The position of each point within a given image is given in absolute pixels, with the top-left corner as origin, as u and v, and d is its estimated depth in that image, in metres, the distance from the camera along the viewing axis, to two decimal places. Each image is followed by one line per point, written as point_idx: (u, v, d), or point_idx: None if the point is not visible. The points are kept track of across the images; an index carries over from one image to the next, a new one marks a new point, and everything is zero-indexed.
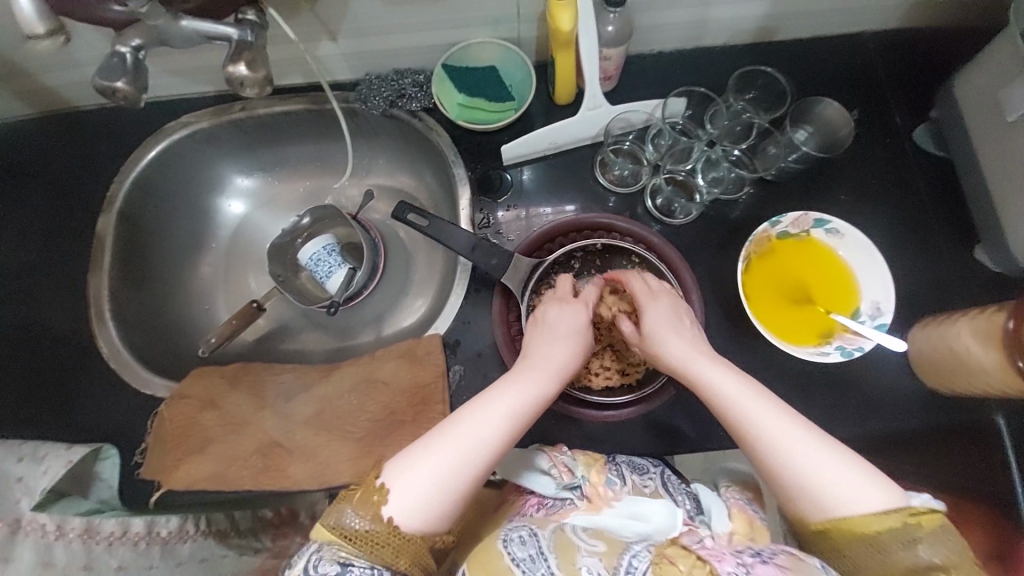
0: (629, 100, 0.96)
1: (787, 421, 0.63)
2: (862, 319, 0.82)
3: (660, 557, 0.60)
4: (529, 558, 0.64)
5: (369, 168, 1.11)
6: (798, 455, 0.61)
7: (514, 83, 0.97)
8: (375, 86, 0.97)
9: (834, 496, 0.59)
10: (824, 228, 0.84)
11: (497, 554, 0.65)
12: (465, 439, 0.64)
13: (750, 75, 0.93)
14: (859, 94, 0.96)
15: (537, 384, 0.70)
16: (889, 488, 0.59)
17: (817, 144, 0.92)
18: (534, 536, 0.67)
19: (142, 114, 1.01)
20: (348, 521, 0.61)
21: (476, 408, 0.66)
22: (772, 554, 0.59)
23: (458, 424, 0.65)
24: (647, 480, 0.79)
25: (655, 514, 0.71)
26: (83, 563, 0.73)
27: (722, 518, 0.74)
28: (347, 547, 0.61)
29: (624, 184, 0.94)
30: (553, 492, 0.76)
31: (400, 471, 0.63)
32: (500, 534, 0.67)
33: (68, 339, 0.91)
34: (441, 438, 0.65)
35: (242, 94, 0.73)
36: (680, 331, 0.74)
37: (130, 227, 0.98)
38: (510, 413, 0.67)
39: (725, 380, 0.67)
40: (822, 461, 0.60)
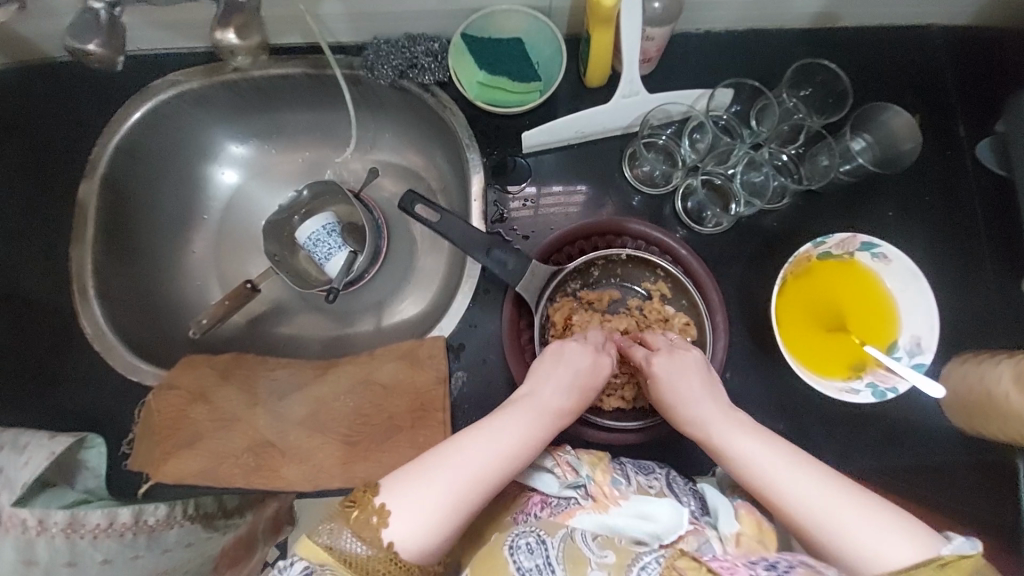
0: (666, 87, 0.85)
1: (806, 477, 0.60)
2: (899, 355, 0.76)
3: (670, 569, 0.58)
4: (536, 568, 0.63)
5: (373, 142, 1.02)
6: (809, 502, 0.59)
7: (540, 60, 0.86)
8: (383, 52, 0.86)
9: (863, 554, 0.55)
10: (871, 251, 0.77)
11: (502, 561, 0.64)
12: (467, 468, 0.61)
13: (809, 69, 0.82)
14: (925, 98, 0.85)
15: (530, 426, 0.65)
16: (919, 534, 0.55)
17: (873, 158, 0.81)
18: (542, 545, 0.65)
19: (124, 69, 0.90)
20: (344, 543, 0.56)
21: (476, 441, 0.63)
22: (787, 567, 0.56)
23: (453, 457, 0.61)
24: (653, 480, 0.75)
25: (662, 512, 0.68)
26: (67, 559, 0.68)
27: (729, 516, 0.70)
28: (341, 572, 0.55)
29: (653, 184, 0.86)
30: (557, 491, 0.72)
31: (399, 493, 0.59)
32: (508, 540, 0.66)
33: (50, 317, 0.86)
34: (441, 466, 0.61)
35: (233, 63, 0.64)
36: (701, 387, 0.70)
37: (114, 196, 0.90)
38: (509, 450, 0.63)
39: (751, 440, 0.64)
40: (845, 517, 0.57)
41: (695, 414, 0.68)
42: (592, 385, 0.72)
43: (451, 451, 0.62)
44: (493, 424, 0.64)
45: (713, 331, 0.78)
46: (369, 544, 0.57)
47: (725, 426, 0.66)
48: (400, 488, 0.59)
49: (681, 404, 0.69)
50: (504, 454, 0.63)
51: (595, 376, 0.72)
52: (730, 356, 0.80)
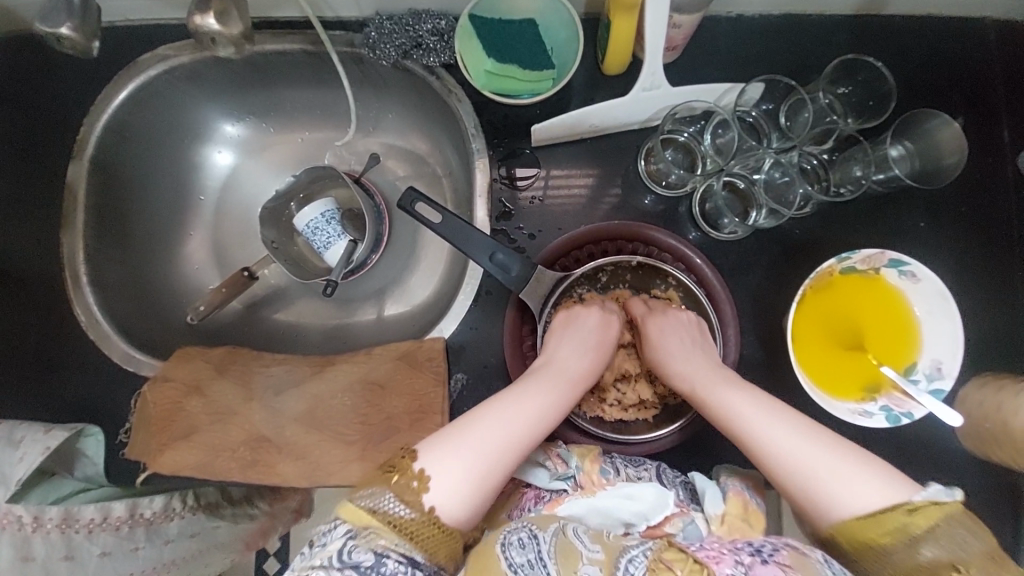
0: (690, 77, 0.79)
1: (784, 424, 0.60)
2: (918, 380, 0.73)
3: (657, 563, 0.56)
4: (529, 564, 0.57)
5: (376, 123, 0.97)
6: (785, 450, 0.59)
7: (555, 45, 0.79)
8: (386, 29, 0.80)
9: (834, 494, 0.55)
10: (899, 269, 0.72)
11: (494, 558, 0.57)
12: (500, 428, 0.61)
13: (853, 65, 0.74)
14: (973, 97, 0.78)
15: (559, 385, 0.67)
16: (890, 482, 0.55)
17: (911, 168, 0.75)
18: (534, 539, 0.59)
19: (112, 40, 0.85)
20: (388, 505, 0.54)
21: (507, 403, 0.63)
22: (772, 552, 0.55)
23: (483, 416, 0.61)
24: (642, 471, 0.73)
25: (647, 493, 0.67)
26: (65, 553, 0.69)
27: (716, 499, 0.69)
28: (386, 534, 0.52)
29: (667, 184, 0.81)
30: (547, 484, 0.71)
31: (437, 454, 0.58)
32: (499, 536, 0.59)
33: (43, 301, 0.84)
34: (474, 425, 0.60)
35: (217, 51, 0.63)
36: (690, 345, 0.71)
37: (103, 178, 0.86)
38: (542, 410, 0.64)
39: (735, 393, 0.65)
40: (817, 463, 0.57)
41: (682, 369, 0.70)
42: (605, 342, 0.73)
43: (480, 412, 0.62)
44: (518, 387, 0.65)
45: (723, 344, 0.76)
46: (411, 509, 0.54)
47: (711, 379, 0.67)
48: (436, 447, 0.58)
49: (668, 360, 0.71)
50: (533, 414, 0.63)
51: (607, 331, 0.74)
52: (740, 370, 0.77)
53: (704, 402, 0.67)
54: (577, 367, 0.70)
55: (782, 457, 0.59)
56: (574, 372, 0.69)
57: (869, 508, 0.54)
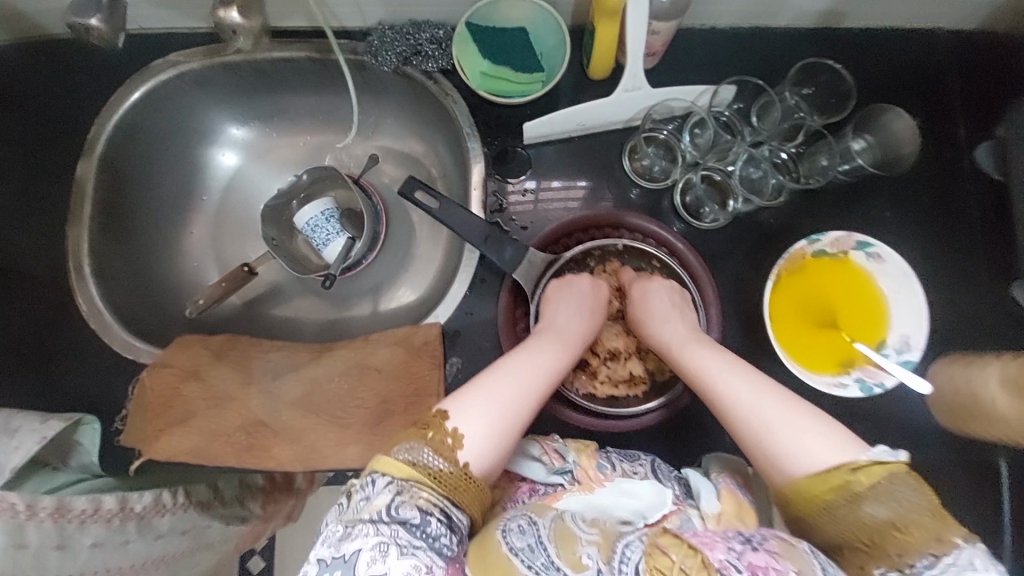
0: (669, 81, 0.86)
1: (747, 385, 0.65)
2: (887, 353, 0.77)
3: (653, 547, 0.56)
4: (529, 548, 0.56)
5: (375, 127, 1.02)
6: (748, 408, 0.63)
7: (544, 50, 0.86)
8: (388, 39, 0.86)
9: (785, 450, 0.59)
10: (865, 250, 0.78)
11: (494, 544, 0.56)
12: (515, 382, 0.65)
13: (815, 69, 0.83)
14: (926, 100, 0.86)
15: (563, 343, 0.73)
16: (842, 441, 0.58)
17: (872, 159, 0.82)
18: (534, 526, 0.59)
19: (128, 45, 0.90)
20: (426, 459, 0.57)
21: (520, 360, 0.68)
22: (762, 540, 0.56)
23: (500, 372, 0.66)
24: (638, 467, 0.74)
25: (646, 490, 0.69)
26: (57, 543, 0.64)
27: (712, 499, 0.70)
28: (426, 488, 0.55)
29: (651, 178, 0.87)
30: (544, 478, 0.72)
31: (464, 406, 0.62)
32: (499, 523, 0.59)
33: (45, 291, 0.86)
34: (492, 380, 0.65)
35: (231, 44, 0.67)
36: (671, 313, 0.76)
37: (111, 176, 0.89)
38: (550, 365, 0.69)
39: (708, 356, 0.70)
40: (774, 420, 0.61)
41: (664, 335, 0.75)
42: (598, 306, 0.79)
43: (496, 369, 0.66)
44: (525, 347, 0.71)
45: (707, 323, 0.80)
46: (446, 463, 0.57)
47: (688, 343, 0.73)
48: (460, 402, 0.63)
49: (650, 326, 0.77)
50: (546, 367, 0.68)
51: (597, 294, 0.80)
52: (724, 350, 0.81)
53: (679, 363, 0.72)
54: (578, 327, 0.76)
55: (744, 414, 0.63)
56: (577, 331, 0.75)
57: (820, 467, 0.57)
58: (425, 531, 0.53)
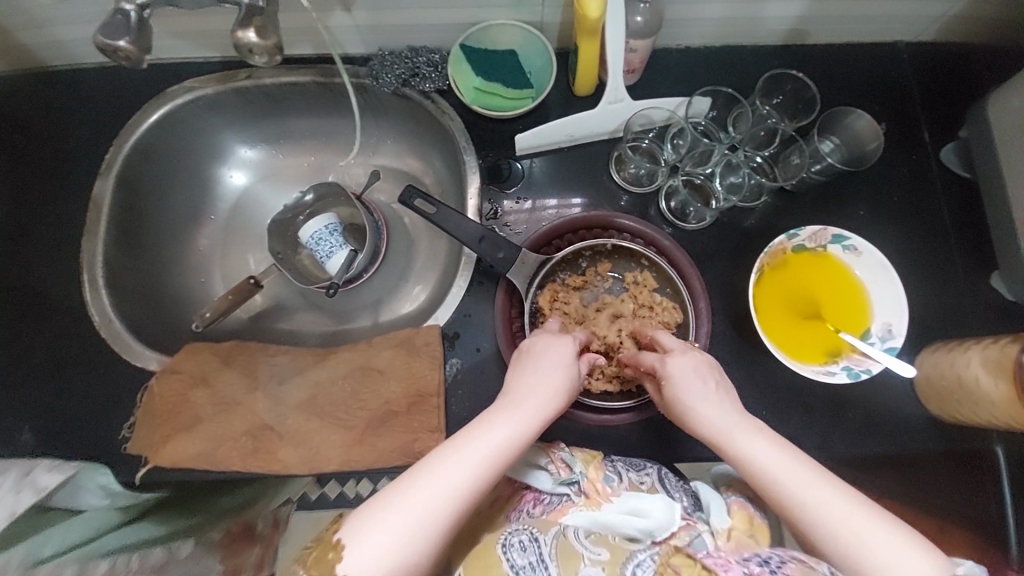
0: (650, 95, 0.92)
1: (814, 484, 0.59)
2: (872, 340, 0.80)
3: (665, 566, 0.64)
4: (530, 566, 0.63)
5: (376, 147, 1.08)
6: (826, 514, 0.58)
7: (533, 70, 0.93)
8: (387, 62, 0.93)
9: (872, 564, 0.55)
10: (842, 244, 0.82)
11: (496, 557, 0.64)
12: (440, 485, 0.58)
13: (779, 79, 0.89)
14: (891, 107, 0.92)
15: (509, 431, 0.63)
16: (929, 554, 0.55)
17: (842, 156, 0.89)
18: (536, 542, 0.66)
19: (146, 75, 0.97)
20: None
21: (450, 455, 0.60)
22: (781, 564, 0.61)
23: (425, 473, 0.59)
24: (644, 477, 0.78)
25: (655, 507, 0.70)
26: None
27: (721, 514, 0.73)
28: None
29: (638, 184, 0.92)
30: (550, 488, 0.75)
31: (367, 519, 0.56)
32: (501, 538, 0.66)
33: (59, 303, 0.89)
34: (411, 485, 0.58)
35: (249, 62, 0.71)
36: (714, 393, 0.68)
37: (128, 194, 0.95)
38: (484, 463, 0.60)
39: (763, 449, 0.62)
40: (858, 529, 0.56)
41: (700, 417, 0.67)
42: (566, 373, 0.71)
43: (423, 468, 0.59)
44: (470, 439, 0.62)
45: (696, 318, 0.82)
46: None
47: (738, 430, 0.65)
48: (368, 515, 0.57)
49: (695, 407, 0.68)
50: (480, 464, 0.60)
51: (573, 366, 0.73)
52: (714, 343, 0.84)
53: (731, 456, 0.64)
54: (543, 404, 0.67)
55: (816, 520, 0.58)
56: (537, 408, 0.67)
57: None
58: None
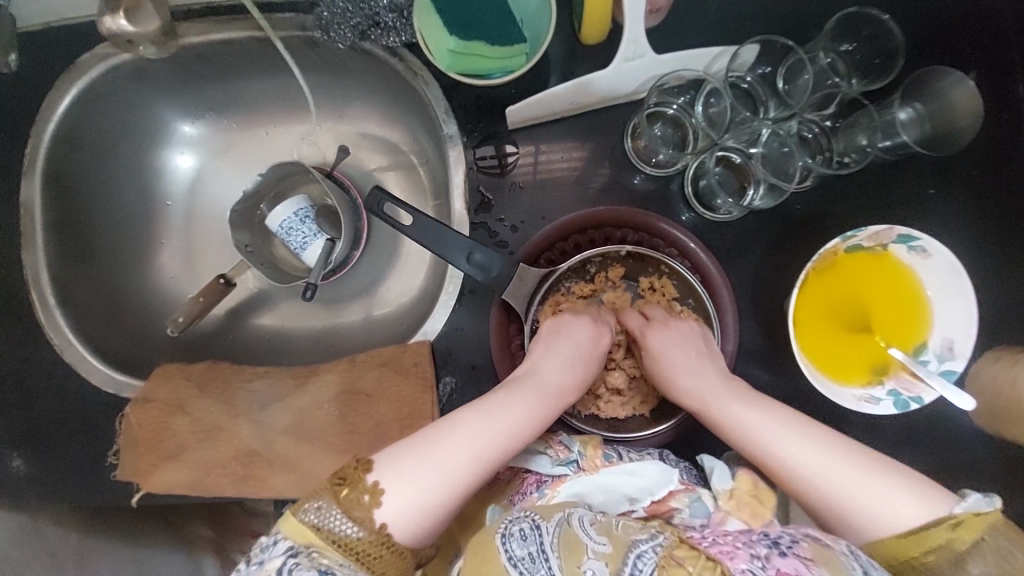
0: (677, 42, 0.71)
1: (806, 443, 0.58)
2: (927, 360, 0.69)
3: (667, 560, 0.52)
4: (529, 558, 0.53)
5: (343, 112, 0.90)
6: (812, 470, 0.56)
7: (525, 16, 0.71)
8: (340, 8, 0.73)
9: (878, 517, 0.53)
10: (909, 244, 0.67)
11: (494, 552, 0.54)
12: (470, 443, 0.58)
13: (856, 20, 0.67)
14: (995, 48, 0.70)
15: (536, 402, 0.63)
16: (925, 498, 0.53)
17: (922, 132, 0.69)
18: (537, 530, 0.55)
19: (48, 42, 0.79)
20: (335, 523, 0.53)
21: (480, 419, 0.59)
22: (793, 544, 0.52)
23: (453, 433, 0.58)
24: (647, 454, 0.69)
25: (649, 470, 0.65)
26: None
27: (723, 475, 0.66)
28: (331, 553, 0.52)
29: (656, 164, 0.75)
30: (549, 470, 0.67)
31: (397, 469, 0.56)
32: (500, 526, 0.56)
33: (14, 326, 0.81)
34: (439, 443, 0.57)
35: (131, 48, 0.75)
36: (698, 360, 0.67)
37: (61, 191, 0.82)
38: (513, 430, 0.60)
39: (747, 412, 0.61)
40: (845, 479, 0.55)
41: (686, 384, 0.66)
42: (595, 351, 0.69)
43: (451, 427, 0.58)
44: (500, 401, 0.61)
45: (722, 334, 0.72)
46: (360, 526, 0.53)
47: (721, 395, 0.64)
48: (398, 467, 0.56)
49: (675, 375, 0.67)
50: (508, 429, 0.59)
51: (597, 343, 0.69)
52: (739, 355, 0.74)
53: (713, 419, 0.63)
54: (571, 370, 0.66)
55: (813, 480, 0.56)
56: (560, 378, 0.65)
57: (905, 527, 0.53)
58: None
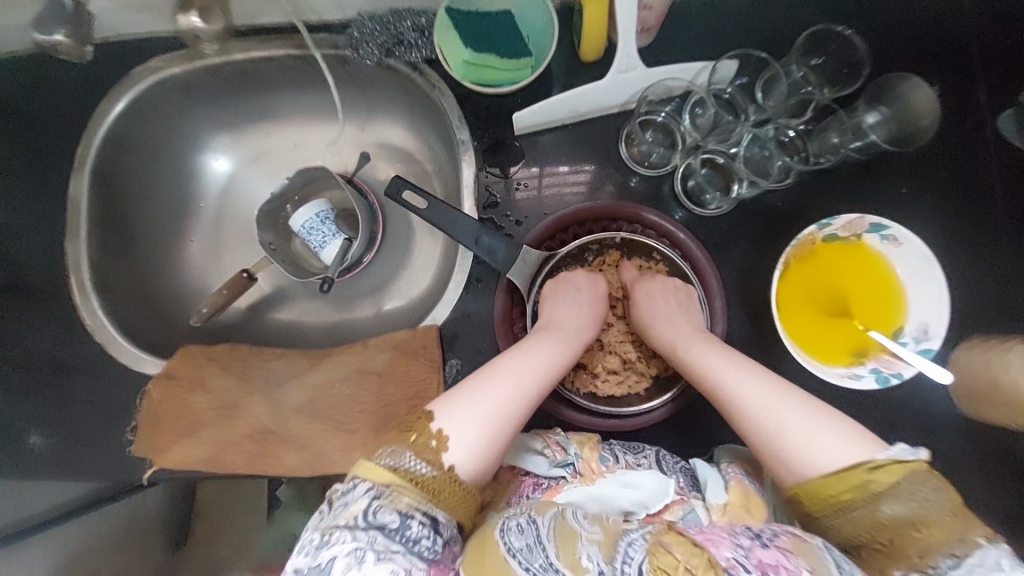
0: (666, 59, 0.81)
1: (759, 386, 0.64)
2: (905, 342, 0.73)
3: (656, 545, 0.54)
4: (527, 549, 0.55)
5: (366, 123, 1.00)
6: (761, 408, 0.62)
7: (531, 34, 0.81)
8: (368, 29, 0.82)
9: (809, 456, 0.58)
10: (880, 233, 0.74)
11: (492, 546, 0.55)
12: (514, 380, 0.66)
13: (823, 36, 0.76)
14: (950, 65, 0.79)
15: (566, 340, 0.72)
16: (859, 440, 0.57)
17: (888, 133, 0.76)
18: (533, 524, 0.57)
19: (105, 56, 0.88)
20: (410, 463, 0.57)
21: (517, 361, 0.68)
22: (773, 537, 0.55)
23: (498, 375, 0.66)
24: (641, 458, 0.73)
25: (647, 480, 0.68)
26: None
27: (716, 488, 0.69)
28: (409, 492, 0.55)
29: (650, 165, 0.83)
30: (547, 470, 0.71)
31: (453, 413, 0.62)
32: (497, 522, 0.58)
33: (52, 308, 0.87)
34: (484, 385, 0.65)
35: (199, 44, 0.83)
36: (676, 315, 0.75)
37: (106, 190, 0.89)
38: (549, 365, 0.69)
39: (712, 357, 0.69)
40: (786, 417, 0.61)
41: (665, 334, 0.74)
42: (598, 295, 0.78)
43: (495, 371, 0.66)
44: (529, 344, 0.71)
45: (711, 320, 0.77)
46: (432, 466, 0.58)
47: (691, 343, 0.71)
48: (450, 408, 0.62)
49: (654, 327, 0.74)
50: (544, 366, 0.68)
51: (595, 289, 0.78)
52: (729, 340, 0.79)
53: (685, 365, 0.71)
54: (591, 323, 0.76)
55: (761, 416, 0.62)
56: (580, 329, 0.74)
57: (831, 468, 0.56)
58: (404, 535, 0.53)
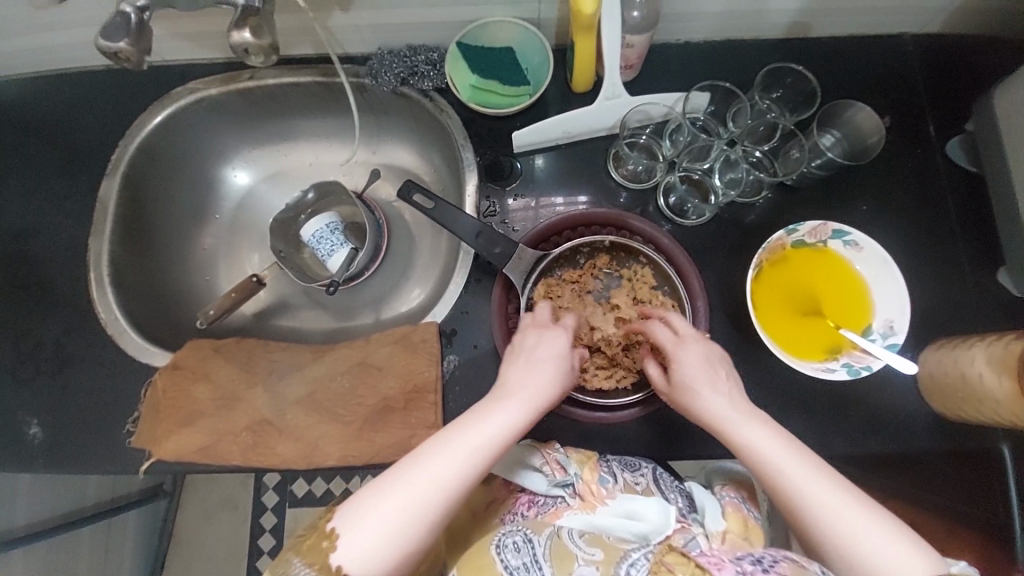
0: (649, 90, 0.92)
1: (820, 479, 0.59)
2: (874, 337, 0.80)
3: (658, 565, 0.58)
4: (523, 567, 0.60)
5: (378, 145, 1.09)
6: (825, 510, 0.57)
7: (530, 67, 0.94)
8: (386, 62, 0.93)
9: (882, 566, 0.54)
10: (843, 239, 0.82)
11: (488, 555, 0.62)
12: (433, 471, 0.59)
13: (779, 72, 0.89)
14: (897, 100, 0.90)
15: (505, 414, 0.64)
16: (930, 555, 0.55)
17: (843, 150, 0.88)
18: (529, 543, 0.63)
19: (147, 77, 0.98)
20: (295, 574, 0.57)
21: (440, 445, 0.60)
22: (773, 562, 0.55)
23: (415, 466, 0.59)
24: (639, 477, 0.75)
25: (651, 511, 0.67)
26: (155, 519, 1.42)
27: (716, 517, 0.72)
28: None
29: (638, 180, 0.91)
30: (545, 490, 0.72)
31: (357, 512, 0.57)
32: (494, 538, 0.63)
33: (67, 302, 0.91)
34: (402, 475, 0.59)
35: (246, 60, 0.76)
36: (721, 386, 0.68)
37: (133, 195, 0.96)
38: (478, 447, 0.61)
39: (770, 442, 0.62)
40: (861, 527, 0.56)
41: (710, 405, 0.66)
42: (555, 354, 0.71)
43: (411, 461, 0.60)
44: (460, 423, 0.63)
45: (694, 316, 0.83)
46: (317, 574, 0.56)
47: (742, 421, 0.64)
48: (357, 508, 0.57)
49: (699, 394, 0.67)
50: (472, 450, 0.61)
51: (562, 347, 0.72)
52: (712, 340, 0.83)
53: (735, 444, 0.64)
54: (540, 390, 0.67)
55: (819, 517, 0.57)
56: (523, 398, 0.66)
57: None
58: None
